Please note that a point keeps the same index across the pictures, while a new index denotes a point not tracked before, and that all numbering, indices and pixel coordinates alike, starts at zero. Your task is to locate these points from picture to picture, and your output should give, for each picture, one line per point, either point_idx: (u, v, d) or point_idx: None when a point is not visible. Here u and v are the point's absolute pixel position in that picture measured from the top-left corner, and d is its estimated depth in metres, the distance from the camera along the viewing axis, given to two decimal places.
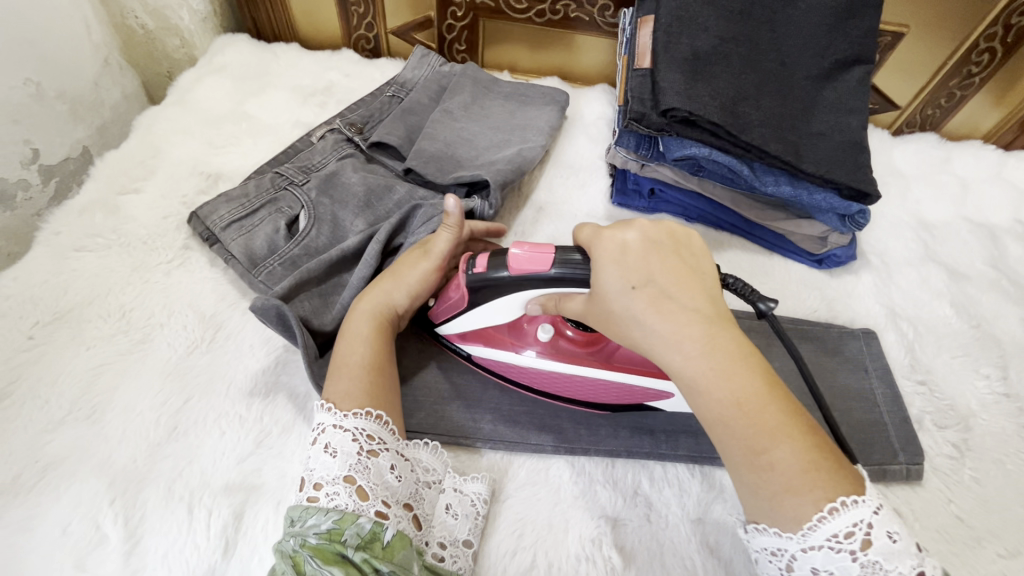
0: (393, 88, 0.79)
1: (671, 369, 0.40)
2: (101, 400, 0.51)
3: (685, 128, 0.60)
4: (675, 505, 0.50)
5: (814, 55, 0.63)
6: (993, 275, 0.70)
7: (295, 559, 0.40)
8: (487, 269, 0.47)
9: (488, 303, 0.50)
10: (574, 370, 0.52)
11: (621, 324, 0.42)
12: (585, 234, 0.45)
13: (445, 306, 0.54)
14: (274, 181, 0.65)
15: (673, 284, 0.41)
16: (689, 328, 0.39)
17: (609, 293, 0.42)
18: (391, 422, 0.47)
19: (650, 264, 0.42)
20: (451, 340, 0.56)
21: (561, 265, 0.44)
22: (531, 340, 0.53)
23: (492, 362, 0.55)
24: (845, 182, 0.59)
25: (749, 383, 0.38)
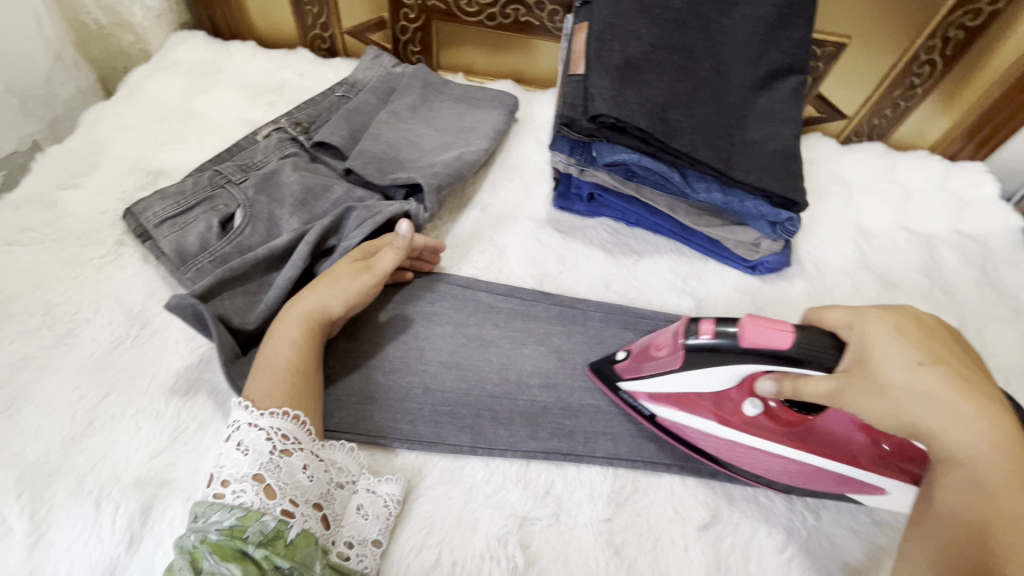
0: (342, 89, 0.79)
1: (961, 459, 0.38)
2: (20, 393, 0.51)
3: (615, 134, 0.60)
4: (586, 506, 0.50)
5: (746, 64, 0.64)
6: (926, 284, 0.72)
7: (193, 555, 0.40)
8: (716, 337, 0.46)
9: (700, 368, 0.48)
10: (766, 448, 0.50)
11: (895, 403, 0.39)
12: (835, 318, 0.45)
13: (646, 365, 0.52)
14: (212, 179, 0.66)
15: (970, 373, 0.40)
16: (986, 422, 0.38)
17: (887, 365, 0.40)
18: (309, 422, 0.48)
19: (913, 343, 0.41)
20: (636, 398, 0.54)
21: (807, 344, 0.43)
22: (734, 415, 0.50)
23: (678, 426, 0.53)
24: (774, 190, 0.61)
25: (1019, 498, 0.36)
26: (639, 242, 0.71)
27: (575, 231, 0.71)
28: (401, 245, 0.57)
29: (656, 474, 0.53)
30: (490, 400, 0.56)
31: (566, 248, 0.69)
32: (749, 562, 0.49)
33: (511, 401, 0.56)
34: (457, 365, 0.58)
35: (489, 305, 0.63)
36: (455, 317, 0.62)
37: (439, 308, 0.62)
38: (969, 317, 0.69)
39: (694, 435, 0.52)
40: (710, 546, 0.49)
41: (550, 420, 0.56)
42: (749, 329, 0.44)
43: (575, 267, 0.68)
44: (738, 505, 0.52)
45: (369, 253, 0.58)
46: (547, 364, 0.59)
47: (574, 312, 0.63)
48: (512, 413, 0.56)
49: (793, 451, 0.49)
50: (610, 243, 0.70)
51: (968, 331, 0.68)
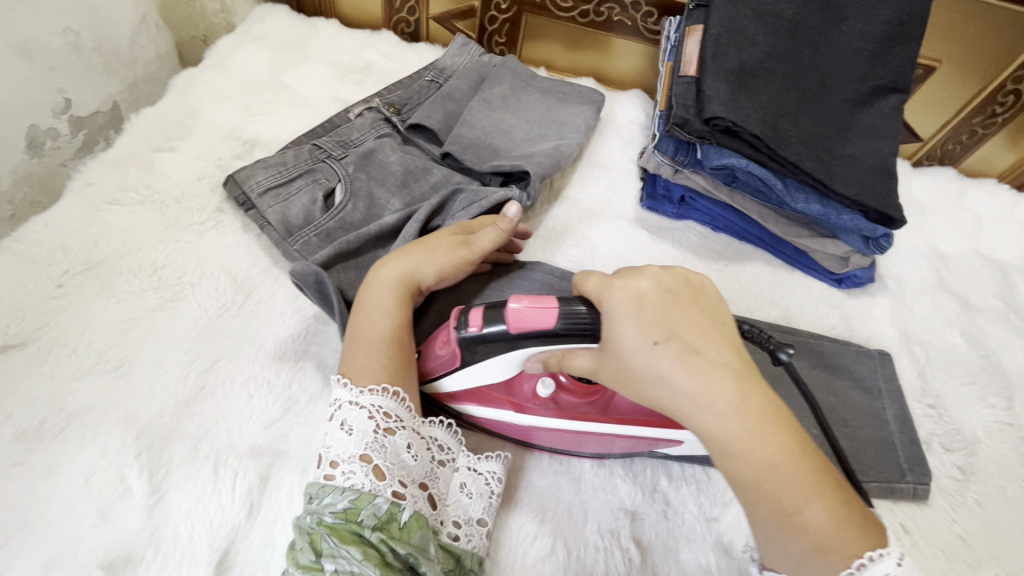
0: (432, 73, 0.79)
1: (703, 431, 0.40)
2: (129, 353, 0.50)
3: (726, 137, 0.61)
4: (692, 504, 0.50)
5: (854, 79, 0.65)
6: (1002, 309, 0.73)
7: (312, 536, 0.41)
8: (482, 327, 0.46)
9: (481, 361, 0.49)
10: (581, 427, 0.50)
11: (640, 384, 0.42)
12: (591, 288, 0.46)
13: (431, 366, 0.51)
14: (312, 153, 0.65)
15: (697, 339, 0.42)
16: (722, 389, 0.40)
17: (631, 350, 0.42)
18: (408, 400, 0.47)
19: (645, 320, 0.42)
20: (443, 398, 0.54)
21: (570, 321, 0.45)
22: (530, 398, 0.51)
23: (489, 421, 0.52)
24: (874, 206, 0.61)
25: (778, 445, 0.39)
26: (726, 248, 0.72)
27: (664, 232, 0.71)
28: (507, 229, 0.56)
29: None
30: None
31: (656, 248, 0.69)
32: None
33: None
34: None
35: None
36: None
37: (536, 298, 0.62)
38: None
39: (578, 444, 0.52)
40: None
41: None
42: (516, 319, 0.45)
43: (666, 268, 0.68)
44: None
45: (467, 229, 0.57)
46: None
47: None
48: None
49: (598, 425, 0.50)
50: (699, 246, 0.71)
51: None
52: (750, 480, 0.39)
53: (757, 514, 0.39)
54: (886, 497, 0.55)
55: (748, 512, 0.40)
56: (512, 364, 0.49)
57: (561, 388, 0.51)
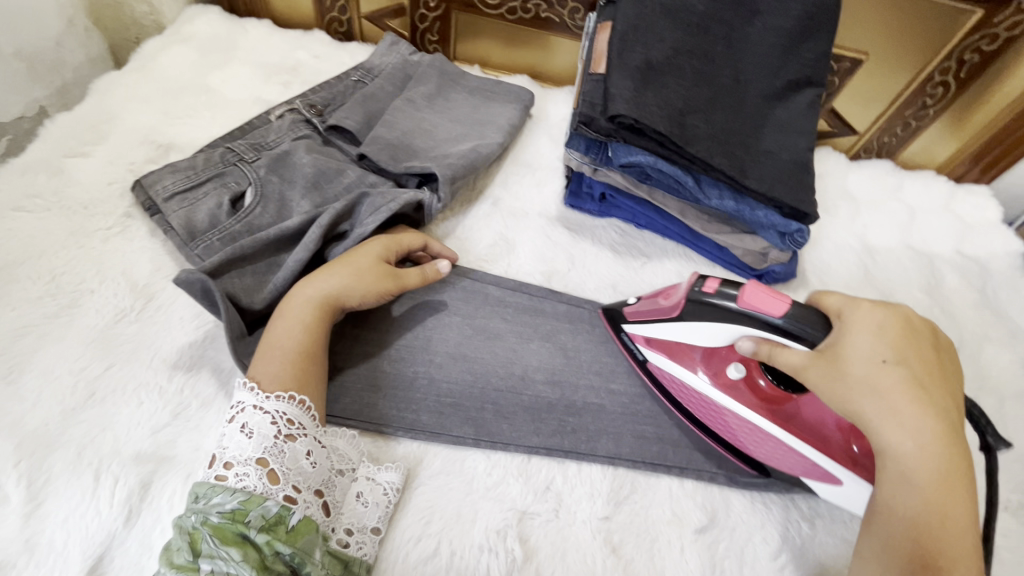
0: (358, 73, 0.79)
1: (890, 453, 0.42)
2: (20, 361, 0.50)
3: (632, 135, 0.60)
4: (585, 504, 0.51)
5: (766, 73, 0.65)
6: (926, 303, 0.73)
7: (194, 535, 0.40)
8: (717, 293, 0.49)
9: (696, 324, 0.51)
10: (738, 411, 0.53)
11: (845, 391, 0.44)
12: (831, 303, 0.48)
13: (648, 314, 0.56)
14: (224, 156, 0.65)
15: (926, 378, 0.44)
16: (940, 426, 0.42)
17: (854, 357, 0.44)
18: (313, 408, 0.48)
19: (887, 341, 0.44)
20: (634, 341, 0.59)
21: (797, 319, 0.45)
22: (719, 376, 0.54)
23: (667, 375, 0.57)
24: (784, 201, 0.61)
25: (950, 496, 0.41)
26: (648, 245, 0.71)
27: (584, 230, 0.71)
28: (433, 276, 0.59)
29: (655, 476, 0.54)
30: (494, 394, 0.56)
31: (575, 247, 0.69)
32: (742, 565, 0.49)
33: (514, 396, 0.56)
34: (463, 357, 0.58)
35: (497, 299, 0.63)
36: (462, 309, 0.62)
37: (449, 298, 0.62)
38: (967, 338, 0.70)
39: (716, 417, 0.55)
40: (705, 549, 0.50)
41: (553, 416, 0.56)
42: (749, 294, 0.47)
43: (583, 266, 0.68)
44: (734, 510, 0.52)
45: (393, 254, 0.58)
46: (553, 360, 0.59)
47: (580, 312, 0.64)
48: (515, 407, 0.56)
49: (766, 420, 0.52)
50: (619, 243, 0.71)
51: (966, 350, 0.69)
52: (908, 511, 0.41)
53: (902, 545, 0.40)
54: (783, 494, 0.53)
55: (884, 540, 0.42)
56: (720, 340, 0.51)
57: (747, 380, 0.54)
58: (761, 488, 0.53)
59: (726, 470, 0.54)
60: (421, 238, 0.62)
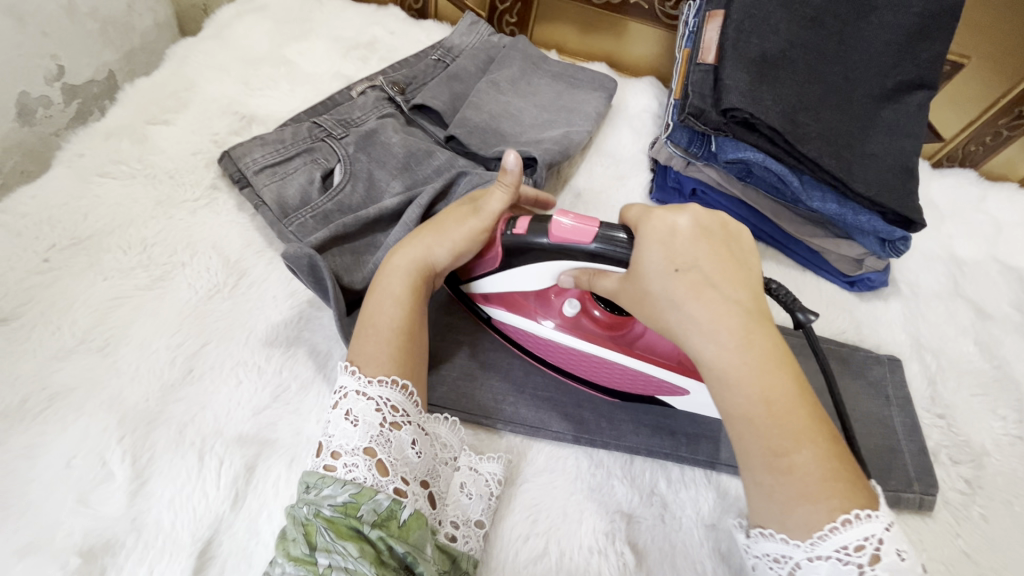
0: (440, 52, 0.76)
1: (705, 360, 0.40)
2: (116, 333, 0.49)
3: (742, 130, 0.58)
4: (690, 509, 0.49)
5: (878, 73, 0.62)
6: (1018, 318, 0.70)
7: (307, 528, 0.39)
8: (528, 234, 0.47)
9: (520, 268, 0.50)
10: (579, 348, 0.51)
11: (656, 308, 0.42)
12: (629, 220, 0.45)
13: (475, 268, 0.53)
14: (311, 131, 0.63)
15: (717, 271, 0.41)
16: (736, 318, 0.39)
17: (651, 273, 0.41)
18: (414, 393, 0.46)
19: (685, 243, 0.42)
20: (473, 301, 0.56)
21: (605, 241, 0.43)
22: (557, 314, 0.52)
23: (511, 328, 0.54)
24: (893, 208, 0.59)
25: (778, 382, 0.38)
26: None
27: None
28: (512, 180, 0.49)
29: None
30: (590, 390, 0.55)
31: None
32: None
33: None
34: None
35: None
36: None
37: None
38: None
39: (562, 359, 0.53)
40: None
41: (652, 416, 0.54)
42: (557, 226, 0.45)
43: None
44: None
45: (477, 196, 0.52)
46: None
47: None
48: (614, 407, 0.54)
49: (611, 354, 0.50)
50: None
51: None
52: (742, 415, 0.39)
53: (751, 455, 0.38)
54: (892, 506, 0.53)
55: (737, 452, 0.39)
56: (548, 280, 0.50)
57: (583, 312, 0.52)
58: None
59: None
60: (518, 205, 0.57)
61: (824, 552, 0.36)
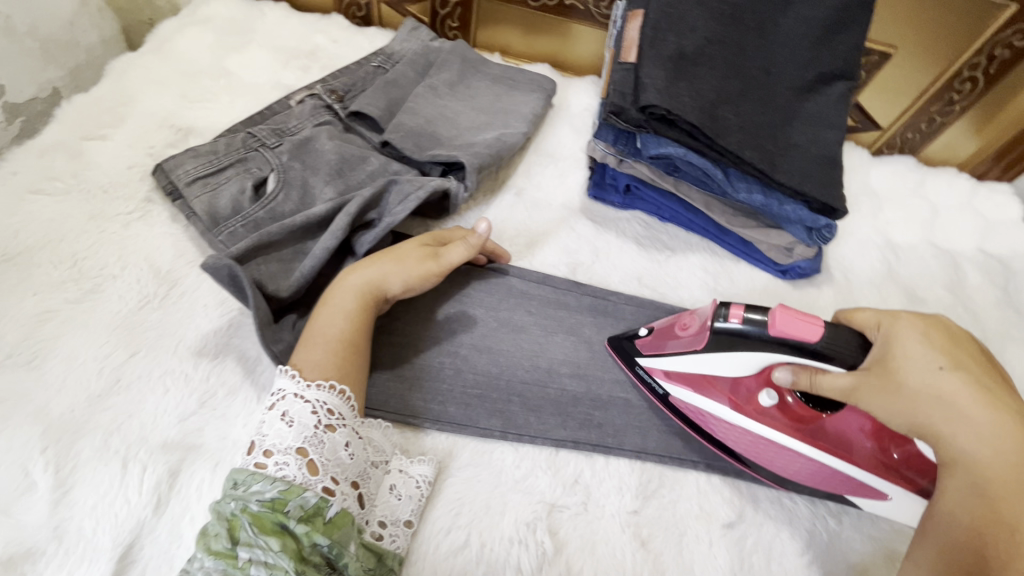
0: (379, 58, 0.77)
1: (957, 456, 0.41)
2: (44, 346, 0.50)
3: (662, 126, 0.60)
4: (613, 498, 0.50)
5: (798, 66, 0.64)
6: (949, 301, 0.72)
7: (232, 522, 0.40)
8: (744, 324, 0.46)
9: (721, 354, 0.49)
10: (775, 438, 0.51)
11: (907, 402, 0.42)
12: (864, 319, 0.46)
13: (663, 345, 0.53)
14: (246, 141, 0.64)
15: (988, 382, 0.42)
16: (1010, 432, 0.40)
17: (910, 367, 0.42)
18: (352, 398, 0.47)
19: (940, 347, 0.43)
20: (652, 374, 0.55)
21: (835, 341, 0.44)
22: (747, 401, 0.51)
23: (693, 407, 0.53)
24: (814, 195, 0.61)
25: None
26: (672, 238, 0.71)
27: (608, 223, 0.70)
28: (477, 242, 0.57)
29: (681, 470, 0.53)
30: (519, 386, 0.56)
31: (599, 239, 0.69)
32: (770, 561, 0.49)
33: (540, 387, 0.56)
34: (487, 349, 0.58)
35: (521, 292, 0.62)
36: (485, 302, 0.61)
37: (472, 293, 0.61)
38: (990, 337, 0.70)
39: (748, 447, 0.52)
40: (733, 544, 0.50)
41: (579, 409, 0.55)
42: (778, 319, 0.44)
43: (608, 259, 0.67)
44: (761, 506, 0.52)
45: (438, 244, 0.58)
46: (577, 354, 0.59)
47: (604, 304, 0.63)
48: (541, 400, 0.55)
49: (796, 441, 0.50)
50: (644, 236, 0.70)
51: (988, 349, 0.68)
52: (978, 520, 0.39)
53: (968, 554, 0.39)
54: None
55: (954, 548, 0.40)
56: (744, 368, 0.48)
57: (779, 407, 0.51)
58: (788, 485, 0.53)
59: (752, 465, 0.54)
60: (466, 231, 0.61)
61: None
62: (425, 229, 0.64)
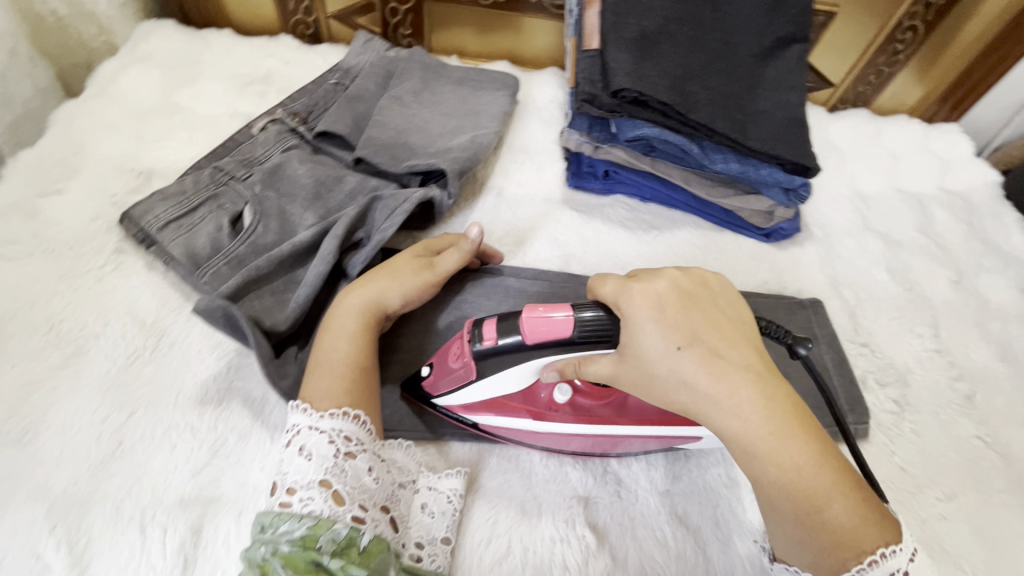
0: (338, 75, 0.76)
1: (726, 434, 0.41)
2: (34, 420, 0.47)
3: (636, 108, 0.60)
4: (644, 480, 0.51)
5: (755, 33, 0.66)
6: (922, 240, 0.75)
7: (264, 568, 0.38)
8: (498, 340, 0.45)
9: (497, 373, 0.46)
10: (585, 430, 0.49)
11: (662, 392, 0.43)
12: (607, 294, 0.45)
13: (444, 377, 0.49)
14: (213, 176, 0.62)
15: (718, 342, 0.42)
16: (744, 388, 0.41)
17: (651, 356, 0.42)
18: (368, 421, 0.46)
19: (666, 322, 0.42)
20: (453, 410, 0.51)
21: (587, 326, 0.43)
22: (548, 406, 0.50)
23: (504, 431, 0.50)
24: (790, 157, 0.63)
25: (796, 441, 0.40)
26: (656, 218, 0.71)
27: (593, 211, 0.71)
28: (469, 248, 0.57)
29: None
30: None
31: (586, 229, 0.69)
32: None
33: None
34: None
35: (517, 290, 0.62)
36: (486, 306, 0.60)
37: (471, 298, 0.61)
38: (966, 269, 0.73)
39: (570, 446, 0.50)
40: None
41: None
42: (528, 329, 0.43)
43: (597, 247, 0.68)
44: None
45: (431, 251, 0.57)
46: None
47: None
48: None
49: (618, 426, 0.49)
50: (629, 219, 0.70)
51: (966, 281, 0.72)
52: (764, 480, 0.40)
53: (779, 514, 0.40)
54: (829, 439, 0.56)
55: (768, 510, 0.41)
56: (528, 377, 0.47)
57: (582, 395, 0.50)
58: None
59: None
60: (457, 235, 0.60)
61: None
62: (412, 241, 0.63)
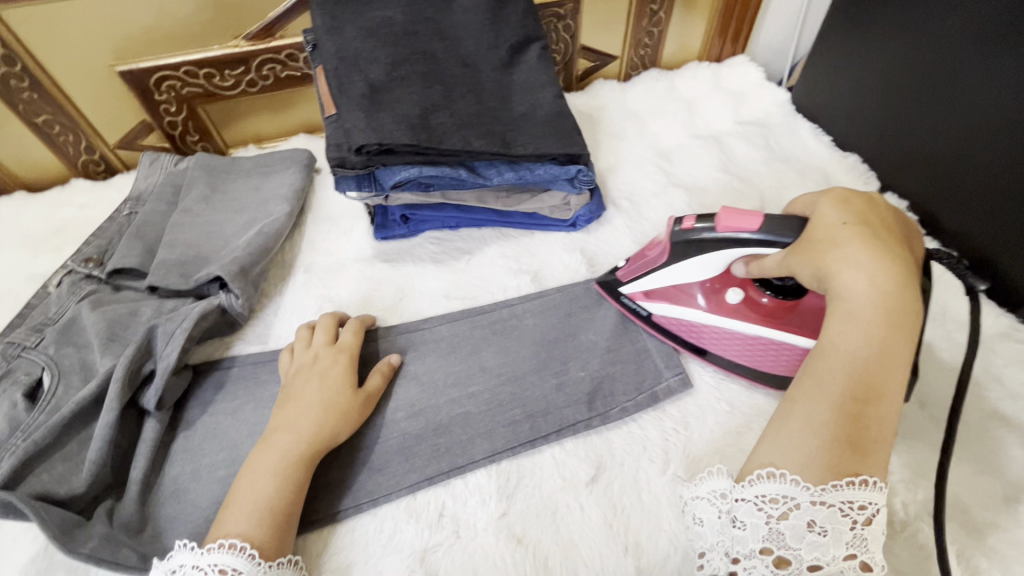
0: (128, 206, 0.76)
1: (842, 287, 0.42)
2: None
3: (386, 158, 0.61)
4: (479, 513, 0.51)
5: (488, 47, 0.68)
6: (725, 179, 0.78)
7: None
8: (694, 228, 0.52)
9: (687, 261, 0.55)
10: (745, 328, 0.58)
11: (813, 248, 0.44)
12: (805, 205, 0.50)
13: (638, 266, 0.60)
14: (5, 352, 0.61)
15: (889, 236, 0.43)
16: (881, 264, 0.41)
17: (827, 221, 0.44)
18: (251, 547, 0.43)
19: (869, 214, 0.45)
20: (634, 299, 0.62)
21: (773, 228, 0.48)
22: (719, 303, 0.58)
23: (676, 320, 0.60)
24: (555, 153, 0.65)
25: (896, 339, 0.39)
26: (466, 241, 0.73)
27: (403, 256, 0.72)
28: (389, 371, 0.58)
29: (539, 451, 0.55)
30: (361, 453, 0.54)
31: (399, 275, 0.70)
32: (640, 493, 0.52)
33: (381, 443, 0.55)
34: None
35: None
36: None
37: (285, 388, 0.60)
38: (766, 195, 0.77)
39: (710, 340, 0.59)
40: (603, 496, 0.52)
41: (424, 447, 0.55)
42: (725, 218, 0.51)
43: (414, 290, 0.69)
44: (616, 445, 0.55)
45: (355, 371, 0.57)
46: (409, 394, 0.58)
47: (420, 334, 0.63)
48: (386, 455, 0.54)
49: (766, 331, 0.57)
50: (439, 253, 0.72)
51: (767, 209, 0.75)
52: (850, 346, 0.40)
53: (839, 385, 0.40)
54: (653, 405, 0.58)
55: (822, 381, 0.41)
56: (714, 267, 0.55)
57: (748, 299, 0.57)
58: (633, 413, 0.57)
59: (598, 414, 0.57)
60: (357, 334, 0.60)
61: (829, 500, 0.37)
62: (226, 347, 0.64)
